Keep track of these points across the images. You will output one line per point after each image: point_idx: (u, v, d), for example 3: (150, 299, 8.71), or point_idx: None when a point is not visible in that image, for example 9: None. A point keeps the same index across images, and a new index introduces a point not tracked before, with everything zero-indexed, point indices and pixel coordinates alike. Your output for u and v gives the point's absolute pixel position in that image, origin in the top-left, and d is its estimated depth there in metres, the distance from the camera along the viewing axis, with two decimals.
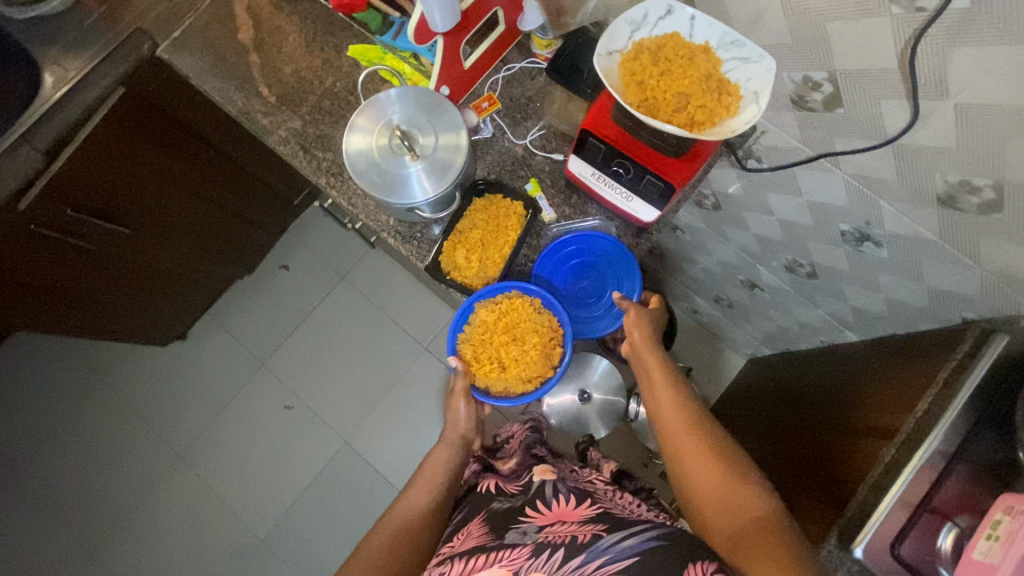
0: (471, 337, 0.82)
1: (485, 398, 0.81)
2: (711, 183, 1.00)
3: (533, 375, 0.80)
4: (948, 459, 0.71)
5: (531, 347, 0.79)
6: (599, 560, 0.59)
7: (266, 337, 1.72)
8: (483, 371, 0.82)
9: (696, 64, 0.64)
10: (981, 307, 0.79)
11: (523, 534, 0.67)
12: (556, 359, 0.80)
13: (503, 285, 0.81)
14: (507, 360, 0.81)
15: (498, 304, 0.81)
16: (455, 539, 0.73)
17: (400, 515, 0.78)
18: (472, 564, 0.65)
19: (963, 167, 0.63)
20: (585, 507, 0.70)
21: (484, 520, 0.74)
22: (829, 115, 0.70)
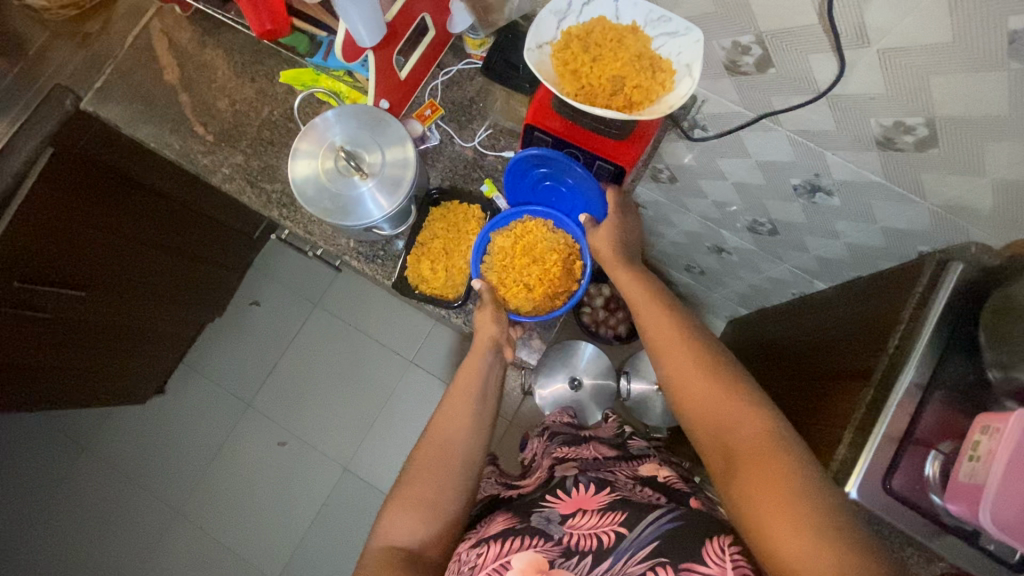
0: (491, 265, 0.78)
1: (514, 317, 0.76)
2: (664, 157, 1.01)
3: (559, 292, 0.78)
4: (924, 389, 0.73)
5: (553, 263, 0.76)
6: (625, 556, 0.59)
7: (248, 377, 1.69)
8: (506, 294, 0.77)
9: (627, 45, 0.64)
10: (934, 239, 0.82)
11: (546, 520, 0.66)
12: (577, 273, 0.78)
13: (516, 211, 0.79)
14: (532, 281, 0.77)
15: (512, 230, 0.79)
16: (480, 524, 0.71)
17: (444, 440, 0.72)
18: (506, 548, 0.64)
19: (895, 109, 0.65)
20: (603, 493, 0.68)
21: (509, 508, 0.72)
22: (762, 76, 0.71)
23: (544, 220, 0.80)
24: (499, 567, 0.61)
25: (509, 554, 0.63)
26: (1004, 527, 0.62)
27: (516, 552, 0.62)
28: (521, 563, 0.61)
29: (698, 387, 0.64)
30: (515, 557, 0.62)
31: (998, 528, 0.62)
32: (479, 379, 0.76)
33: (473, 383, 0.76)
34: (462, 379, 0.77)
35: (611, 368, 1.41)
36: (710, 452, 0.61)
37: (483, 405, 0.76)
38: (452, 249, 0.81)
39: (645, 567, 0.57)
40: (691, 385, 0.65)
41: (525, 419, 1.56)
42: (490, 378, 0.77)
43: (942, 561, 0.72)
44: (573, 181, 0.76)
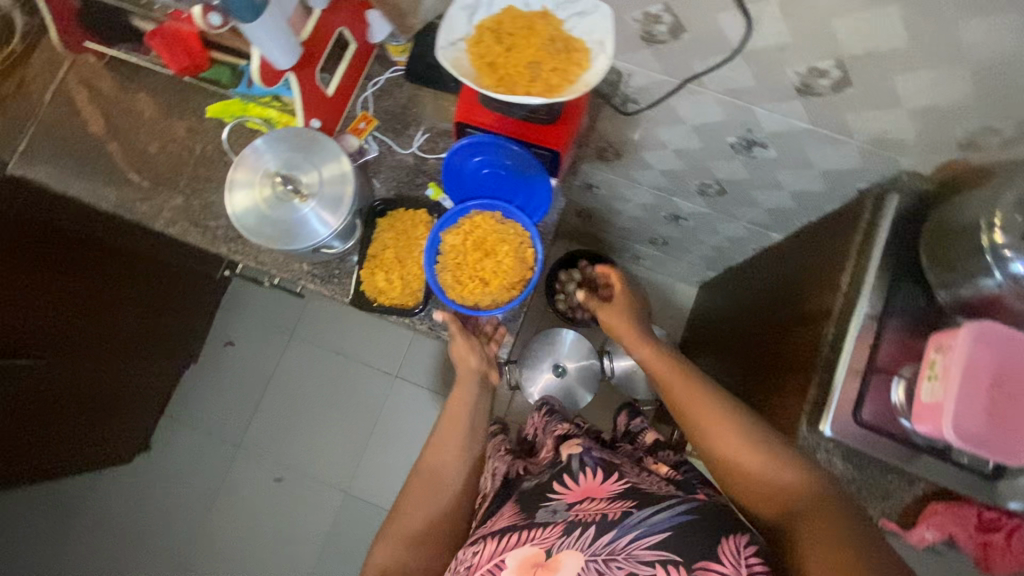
0: (447, 265, 0.74)
1: (467, 313, 0.72)
2: (605, 137, 1.03)
3: (516, 280, 0.74)
4: (880, 320, 0.75)
5: (505, 255, 0.73)
6: (630, 535, 0.61)
7: (233, 418, 1.66)
8: (461, 291, 0.73)
9: (538, 32, 0.64)
10: (869, 175, 0.84)
11: (552, 512, 0.68)
12: (530, 261, 0.74)
13: (460, 208, 0.74)
14: (487, 273, 0.73)
15: (461, 226, 0.75)
16: (490, 518, 0.75)
17: (434, 473, 0.81)
18: (504, 543, 0.67)
19: (805, 55, 0.67)
20: (613, 482, 0.70)
21: (516, 500, 0.75)
22: (678, 42, 0.73)
23: (491, 211, 0.75)
24: (493, 567, 0.65)
25: (506, 552, 0.66)
26: (968, 439, 0.64)
27: (511, 550, 0.66)
28: (515, 560, 0.65)
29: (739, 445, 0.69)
30: (510, 555, 0.66)
31: (964, 440, 0.64)
32: (466, 415, 0.85)
33: (461, 421, 0.85)
34: (452, 413, 0.85)
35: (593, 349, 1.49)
36: (760, 504, 0.65)
37: (471, 438, 0.84)
38: (402, 255, 0.78)
39: (656, 557, 0.58)
40: (727, 442, 0.70)
41: (517, 415, 1.57)
42: (477, 415, 0.86)
43: (923, 482, 0.74)
44: (511, 163, 0.75)
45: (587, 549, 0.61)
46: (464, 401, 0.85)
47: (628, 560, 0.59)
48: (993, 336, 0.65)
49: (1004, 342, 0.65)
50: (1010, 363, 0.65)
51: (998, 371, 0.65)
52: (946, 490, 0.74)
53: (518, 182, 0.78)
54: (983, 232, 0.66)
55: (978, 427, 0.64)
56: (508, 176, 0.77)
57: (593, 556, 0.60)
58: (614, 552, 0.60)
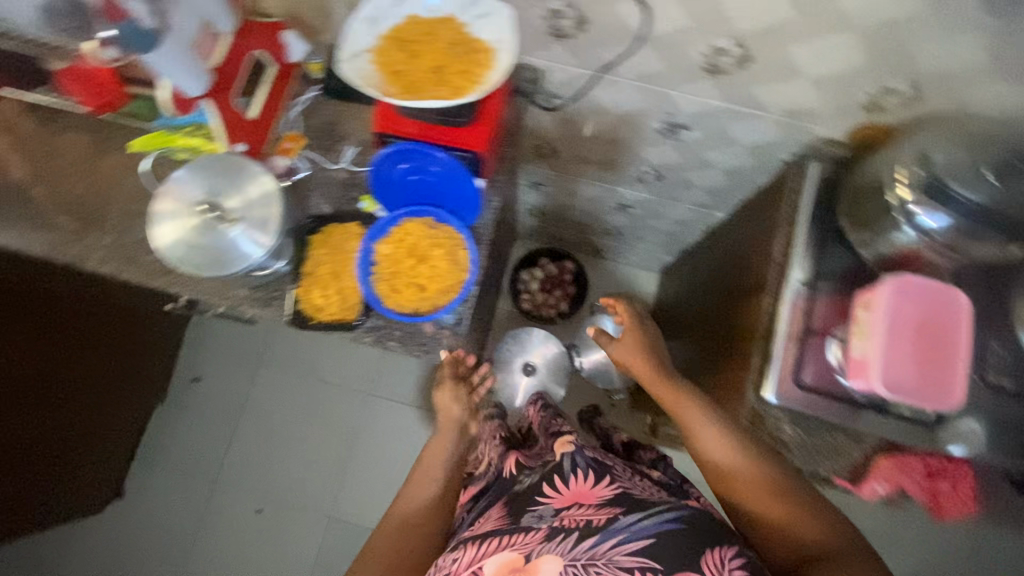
0: (382, 276, 0.74)
1: (406, 321, 0.73)
2: (539, 133, 1.04)
3: (452, 283, 0.74)
4: (810, 285, 0.77)
5: (438, 258, 0.74)
6: (613, 539, 0.63)
7: (207, 454, 1.62)
8: (399, 300, 0.74)
9: (441, 37, 0.65)
10: (790, 146, 0.87)
11: (539, 518, 0.71)
12: (464, 261, 0.74)
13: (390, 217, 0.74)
14: (422, 279, 0.74)
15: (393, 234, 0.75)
16: (476, 522, 0.79)
17: (405, 513, 0.81)
18: (483, 548, 0.70)
19: (704, 36, 0.69)
20: (602, 486, 0.73)
21: (504, 504, 0.79)
22: (585, 35, 0.74)
23: (422, 217, 0.75)
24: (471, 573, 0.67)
25: (483, 558, 0.68)
26: (896, 388, 0.66)
27: (491, 556, 0.68)
28: (493, 565, 0.67)
29: (758, 487, 0.69)
30: (489, 561, 0.68)
31: (893, 389, 0.66)
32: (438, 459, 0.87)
33: (434, 464, 0.87)
34: (426, 458, 0.87)
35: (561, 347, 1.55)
36: (779, 550, 0.66)
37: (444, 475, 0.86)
38: (338, 267, 0.77)
39: (635, 563, 0.60)
40: (747, 482, 0.70)
41: None
42: (451, 455, 0.88)
43: (869, 437, 0.76)
44: (438, 168, 0.75)
45: (568, 554, 0.63)
46: (444, 449, 0.89)
47: (607, 565, 0.61)
48: (916, 287, 0.67)
49: (926, 292, 0.67)
50: (935, 313, 0.66)
51: (921, 321, 0.66)
52: (891, 443, 0.76)
53: (446, 187, 0.77)
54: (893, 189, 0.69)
55: (906, 376, 0.66)
56: (436, 181, 0.77)
57: (573, 560, 0.62)
58: (594, 557, 0.62)
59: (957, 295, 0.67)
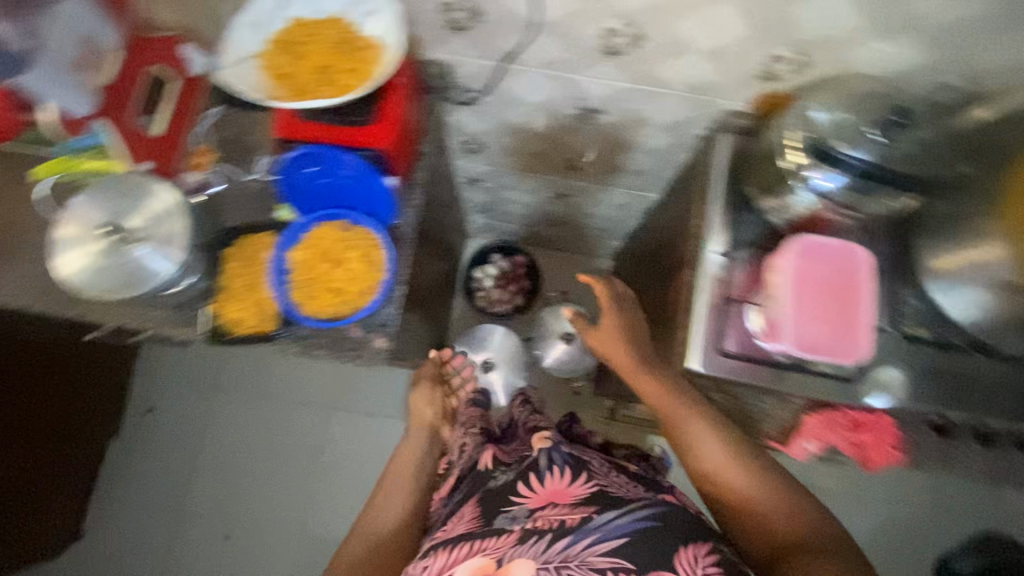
0: (297, 283, 0.73)
1: (324, 327, 0.72)
2: (463, 129, 1.04)
3: (369, 284, 0.73)
4: (728, 255, 0.78)
5: (353, 261, 0.73)
6: (587, 540, 0.60)
7: (168, 486, 1.56)
8: (316, 306, 0.73)
9: (326, 37, 0.65)
10: (701, 121, 0.88)
11: (512, 519, 0.68)
12: (380, 261, 0.73)
13: (302, 223, 0.74)
14: (339, 283, 0.73)
15: (305, 240, 0.74)
16: (447, 523, 0.74)
17: (371, 529, 0.82)
18: (456, 554, 0.66)
19: (593, 17, 0.69)
20: (579, 485, 0.69)
21: (477, 502, 0.74)
22: (480, 26, 0.74)
23: (337, 220, 0.75)
24: None
25: (456, 564, 0.65)
26: (806, 344, 0.67)
27: (462, 562, 0.64)
28: (467, 571, 0.63)
29: (732, 477, 0.67)
30: (461, 567, 0.64)
31: (804, 346, 0.67)
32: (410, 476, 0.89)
33: (404, 480, 0.88)
34: (395, 473, 0.89)
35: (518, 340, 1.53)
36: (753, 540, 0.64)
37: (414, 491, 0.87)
38: (254, 278, 0.76)
39: (609, 564, 0.58)
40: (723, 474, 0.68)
41: None
42: (422, 468, 0.91)
43: (799, 398, 0.77)
44: (345, 171, 0.74)
45: (540, 557, 0.60)
46: (415, 450, 0.93)
47: (580, 567, 0.58)
48: (817, 246, 0.69)
49: (829, 249, 0.69)
50: (839, 268, 0.68)
51: (826, 277, 0.68)
52: (821, 401, 0.77)
53: (358, 189, 0.76)
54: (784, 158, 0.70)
55: (816, 332, 0.67)
56: (347, 182, 0.75)
57: (546, 563, 0.59)
58: (567, 559, 0.59)
59: (858, 250, 0.69)
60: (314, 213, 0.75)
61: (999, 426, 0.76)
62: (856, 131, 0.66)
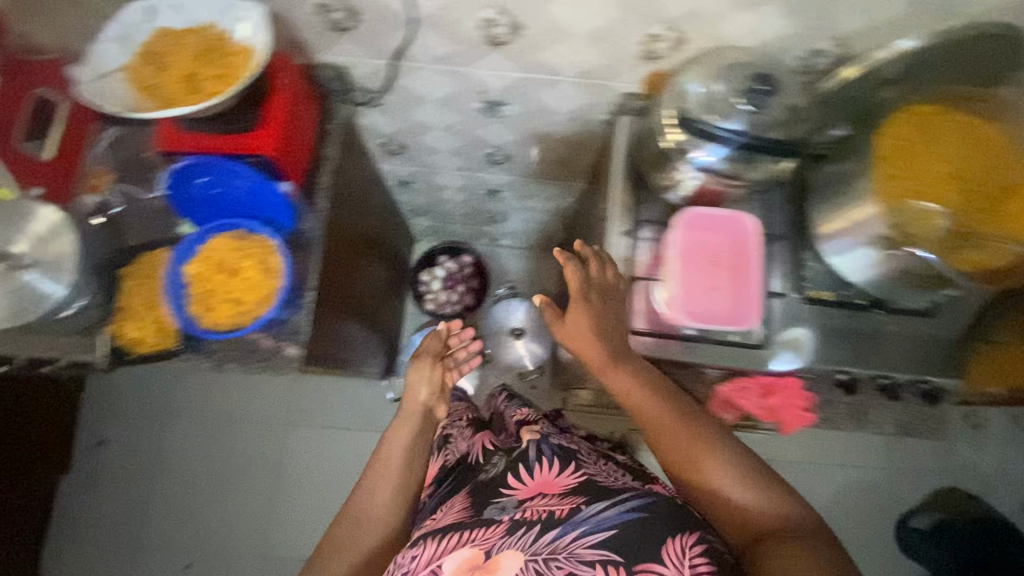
0: (195, 297, 0.73)
1: (222, 338, 0.72)
2: (377, 131, 1.04)
3: (267, 292, 0.73)
4: (632, 232, 0.79)
5: (250, 270, 0.73)
6: (574, 532, 0.57)
7: (124, 518, 1.52)
8: (214, 318, 0.73)
9: (194, 46, 0.64)
10: (602, 106, 0.89)
11: (501, 509, 0.65)
12: (277, 269, 0.74)
13: (198, 236, 0.74)
14: (237, 293, 0.73)
15: (201, 254, 0.74)
16: (438, 513, 0.72)
17: (358, 517, 0.72)
18: (444, 543, 0.62)
19: (468, 8, 0.69)
20: (567, 475, 0.68)
21: (467, 493, 0.72)
22: (361, 25, 0.74)
23: (234, 230, 0.75)
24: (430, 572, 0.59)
25: (444, 556, 0.60)
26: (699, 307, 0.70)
27: (449, 555, 0.60)
28: (455, 562, 0.59)
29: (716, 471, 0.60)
30: (448, 559, 0.60)
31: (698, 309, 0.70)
32: (404, 454, 0.78)
33: (397, 459, 0.77)
34: (388, 447, 0.78)
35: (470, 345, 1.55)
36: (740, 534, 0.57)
37: (409, 471, 0.77)
38: (151, 297, 0.75)
39: (596, 557, 0.54)
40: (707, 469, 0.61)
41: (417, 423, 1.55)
42: (417, 444, 0.80)
43: (711, 370, 0.78)
44: (239, 181, 0.74)
45: (529, 549, 0.57)
46: (409, 433, 0.80)
47: (569, 559, 0.55)
48: (700, 217, 0.73)
49: (712, 218, 0.73)
50: (724, 232, 0.72)
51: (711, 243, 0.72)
52: (733, 370, 0.78)
53: (254, 198, 0.77)
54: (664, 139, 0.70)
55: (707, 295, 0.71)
56: (243, 193, 0.76)
57: (534, 555, 0.56)
58: (554, 551, 0.56)
59: (740, 216, 0.74)
60: (209, 224, 0.75)
61: (902, 379, 0.77)
62: (726, 105, 0.65)
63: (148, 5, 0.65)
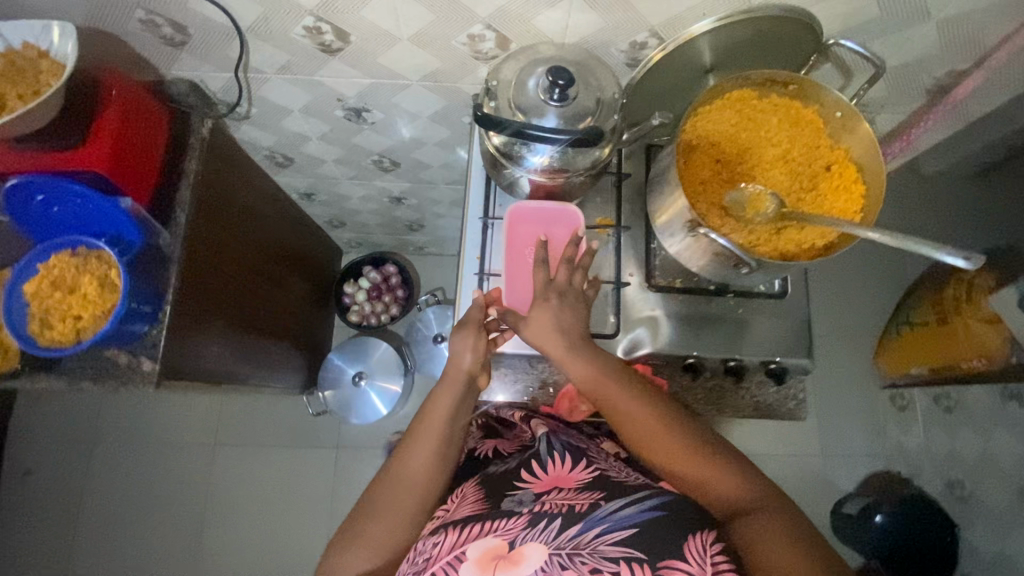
0: (33, 315, 0.74)
1: (59, 353, 0.72)
2: (258, 144, 1.05)
3: (106, 307, 0.74)
4: (485, 224, 0.82)
5: (85, 286, 0.74)
6: (598, 527, 0.57)
7: (52, 550, 1.50)
8: (55, 335, 0.74)
9: (8, 65, 0.67)
10: (462, 108, 0.90)
11: (519, 502, 0.64)
12: (115, 284, 0.74)
13: (36, 255, 0.75)
14: (75, 310, 0.74)
15: (38, 273, 0.74)
16: (450, 502, 0.70)
17: (402, 481, 0.68)
18: (466, 533, 0.60)
19: (289, 18, 0.70)
20: (581, 471, 0.69)
21: (480, 485, 0.71)
22: (193, 37, 0.75)
23: (72, 248, 0.76)
24: (452, 559, 0.56)
25: (466, 543, 0.58)
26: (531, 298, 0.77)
27: (472, 540, 0.58)
28: (477, 550, 0.57)
29: (692, 455, 0.63)
30: (471, 546, 0.57)
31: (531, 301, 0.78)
32: (446, 422, 0.72)
33: (439, 428, 0.71)
34: (427, 412, 0.72)
35: (398, 359, 1.50)
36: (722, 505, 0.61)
37: (449, 443, 0.71)
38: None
39: (620, 553, 0.54)
40: (683, 452, 0.64)
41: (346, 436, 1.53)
42: (458, 417, 0.73)
43: None
44: (74, 195, 0.75)
45: (553, 542, 0.56)
46: (450, 404, 0.73)
47: (592, 554, 0.54)
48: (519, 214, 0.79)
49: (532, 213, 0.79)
50: (549, 220, 0.79)
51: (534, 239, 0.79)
52: None
53: (98, 211, 0.77)
54: (488, 141, 0.71)
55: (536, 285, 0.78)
56: (84, 206, 0.76)
57: (558, 549, 0.55)
58: (578, 546, 0.55)
59: (560, 204, 0.79)
60: (48, 242, 0.76)
61: (749, 361, 0.78)
62: (536, 101, 0.66)
63: None
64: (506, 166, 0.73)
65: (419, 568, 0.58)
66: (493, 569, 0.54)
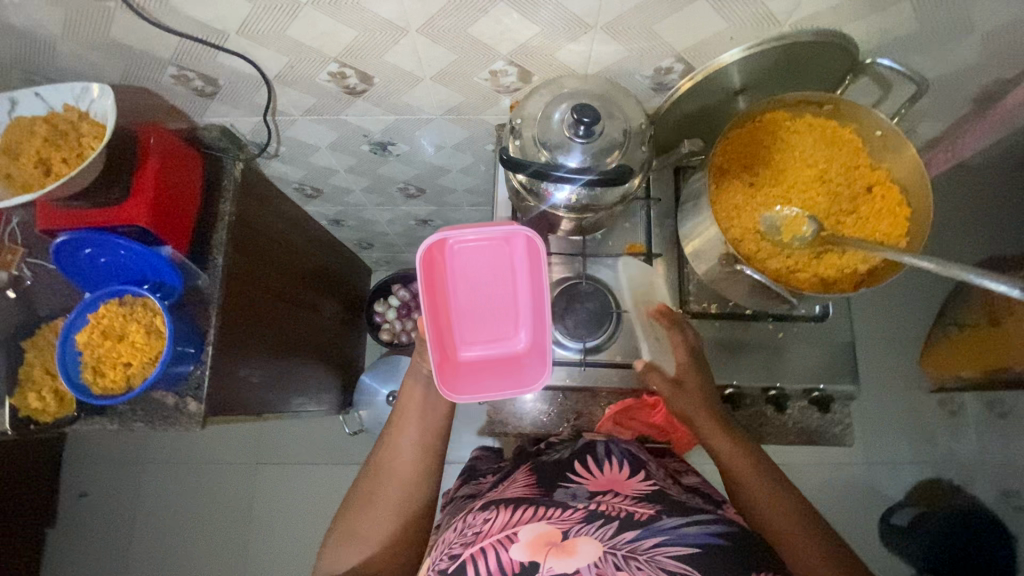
0: (88, 363, 0.77)
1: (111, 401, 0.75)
2: (287, 178, 1.07)
3: (155, 355, 0.77)
4: None
5: (134, 334, 0.77)
6: (656, 537, 0.56)
7: (108, 566, 1.57)
8: (106, 383, 0.77)
9: (51, 129, 0.70)
10: (486, 136, 0.90)
11: (573, 495, 0.64)
12: (162, 331, 0.77)
13: (85, 305, 0.78)
14: (125, 357, 0.77)
15: (90, 323, 0.77)
16: (500, 487, 0.71)
17: (383, 472, 0.69)
18: (517, 513, 0.61)
19: (312, 66, 0.71)
20: (638, 480, 0.67)
21: (531, 471, 0.72)
22: (222, 87, 0.77)
23: (119, 297, 0.79)
24: (504, 537, 0.57)
25: (518, 524, 0.59)
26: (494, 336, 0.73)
27: (526, 522, 0.59)
28: (530, 532, 0.57)
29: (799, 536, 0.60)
30: (524, 529, 0.58)
31: (497, 357, 0.74)
32: (421, 409, 0.72)
33: (414, 416, 0.72)
34: (405, 399, 0.74)
35: None
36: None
37: (426, 426, 0.72)
38: (48, 365, 0.81)
39: (678, 568, 0.53)
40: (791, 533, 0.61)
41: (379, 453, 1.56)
42: (433, 409, 0.73)
43: (603, 390, 0.80)
44: (110, 248, 0.77)
45: (607, 542, 0.56)
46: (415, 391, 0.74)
47: (648, 561, 0.53)
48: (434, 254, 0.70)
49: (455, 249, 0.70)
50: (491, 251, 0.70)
51: (472, 283, 0.72)
52: (628, 390, 0.80)
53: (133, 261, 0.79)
54: (512, 176, 0.72)
55: (490, 336, 0.73)
56: (122, 256, 0.78)
57: (613, 549, 0.55)
58: (635, 551, 0.54)
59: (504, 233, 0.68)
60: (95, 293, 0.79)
61: (789, 389, 0.76)
62: (560, 137, 0.65)
63: (11, 95, 0.70)
64: (530, 201, 0.72)
65: (468, 539, 0.60)
66: (545, 553, 0.54)
